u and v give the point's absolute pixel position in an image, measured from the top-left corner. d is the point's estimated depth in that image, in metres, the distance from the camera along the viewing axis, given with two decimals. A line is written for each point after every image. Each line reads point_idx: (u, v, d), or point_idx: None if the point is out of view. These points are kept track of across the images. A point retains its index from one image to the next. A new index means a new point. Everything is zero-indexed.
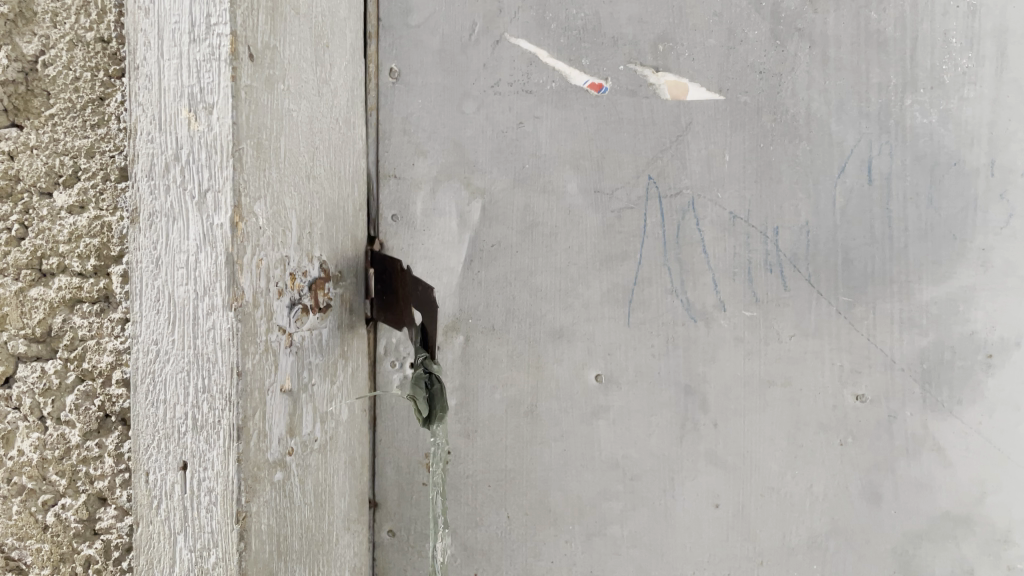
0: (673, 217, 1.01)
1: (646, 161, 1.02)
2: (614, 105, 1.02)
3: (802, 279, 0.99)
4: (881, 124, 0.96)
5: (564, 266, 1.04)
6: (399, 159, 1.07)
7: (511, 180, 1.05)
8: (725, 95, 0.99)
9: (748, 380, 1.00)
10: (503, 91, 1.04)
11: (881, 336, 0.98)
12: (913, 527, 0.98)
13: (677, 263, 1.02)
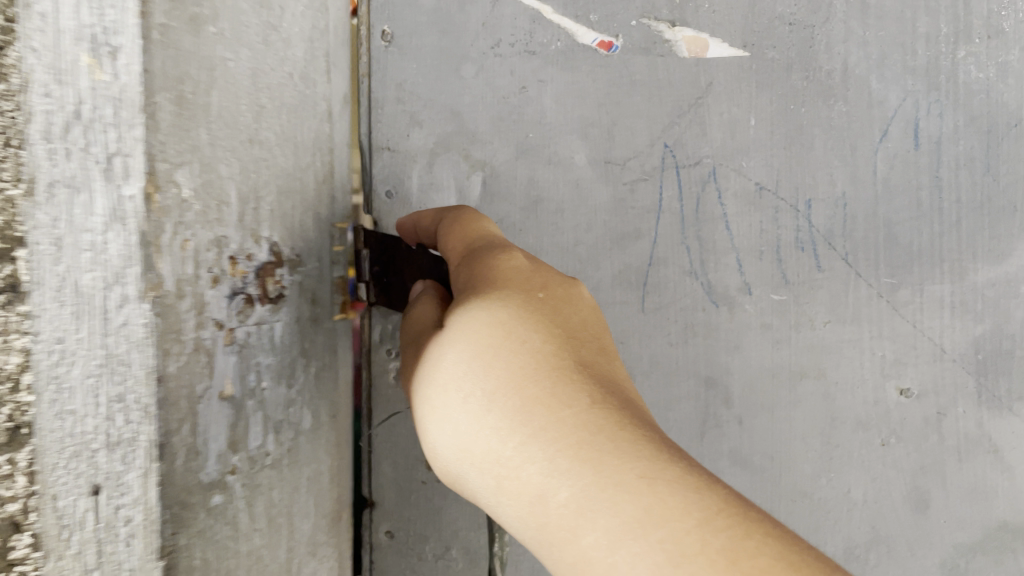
0: (693, 188, 0.91)
1: (667, 126, 0.91)
2: (625, 66, 0.91)
3: (838, 259, 0.88)
4: (930, 81, 0.83)
5: (574, 245, 0.94)
6: (394, 129, 0.97)
7: (513, 150, 0.95)
8: (750, 51, 0.88)
9: (776, 371, 0.91)
10: (504, 54, 0.94)
11: (930, 324, 0.86)
12: (965, 538, 0.89)
13: (697, 241, 0.91)
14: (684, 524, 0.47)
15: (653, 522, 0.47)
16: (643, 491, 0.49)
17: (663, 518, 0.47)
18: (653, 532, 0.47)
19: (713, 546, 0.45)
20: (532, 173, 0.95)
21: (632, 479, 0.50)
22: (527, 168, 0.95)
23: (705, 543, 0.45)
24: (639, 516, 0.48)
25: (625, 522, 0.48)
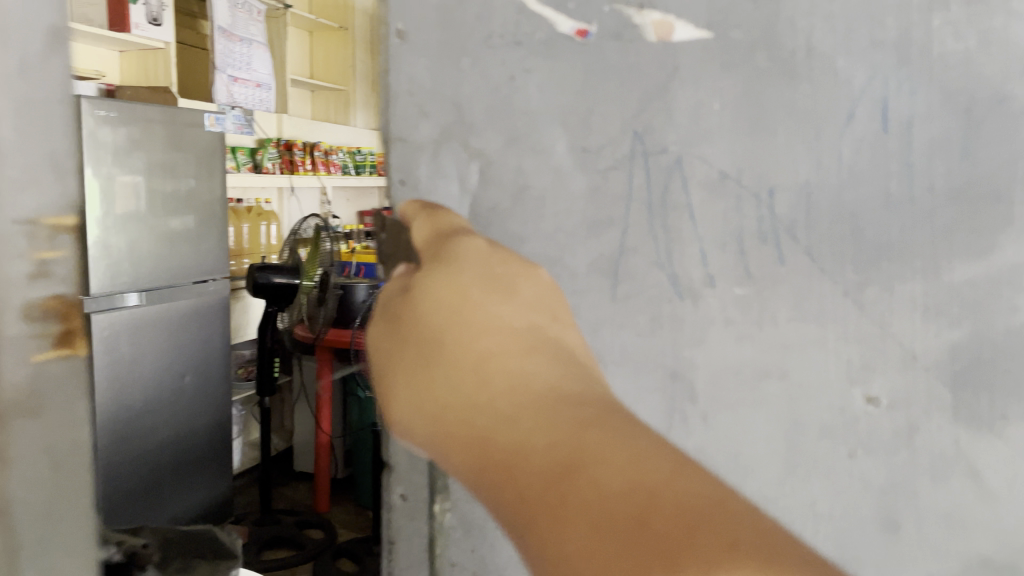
0: (659, 176, 0.84)
1: (644, 115, 0.83)
2: (599, 52, 0.83)
3: (801, 252, 0.81)
4: (900, 55, 0.77)
5: (549, 236, 0.88)
6: (402, 119, 0.90)
7: (502, 140, 0.87)
8: (715, 32, 0.80)
9: (739, 368, 0.84)
10: (494, 45, 0.87)
11: (900, 326, 0.80)
12: (941, 566, 0.82)
13: (663, 232, 0.84)
14: (720, 503, 0.43)
15: (686, 493, 0.44)
16: (675, 471, 0.46)
17: (699, 494, 0.44)
18: (691, 504, 0.43)
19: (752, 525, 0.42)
20: (520, 166, 0.88)
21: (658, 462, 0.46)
22: (515, 162, 0.88)
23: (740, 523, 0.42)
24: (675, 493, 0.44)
25: (664, 494, 0.44)
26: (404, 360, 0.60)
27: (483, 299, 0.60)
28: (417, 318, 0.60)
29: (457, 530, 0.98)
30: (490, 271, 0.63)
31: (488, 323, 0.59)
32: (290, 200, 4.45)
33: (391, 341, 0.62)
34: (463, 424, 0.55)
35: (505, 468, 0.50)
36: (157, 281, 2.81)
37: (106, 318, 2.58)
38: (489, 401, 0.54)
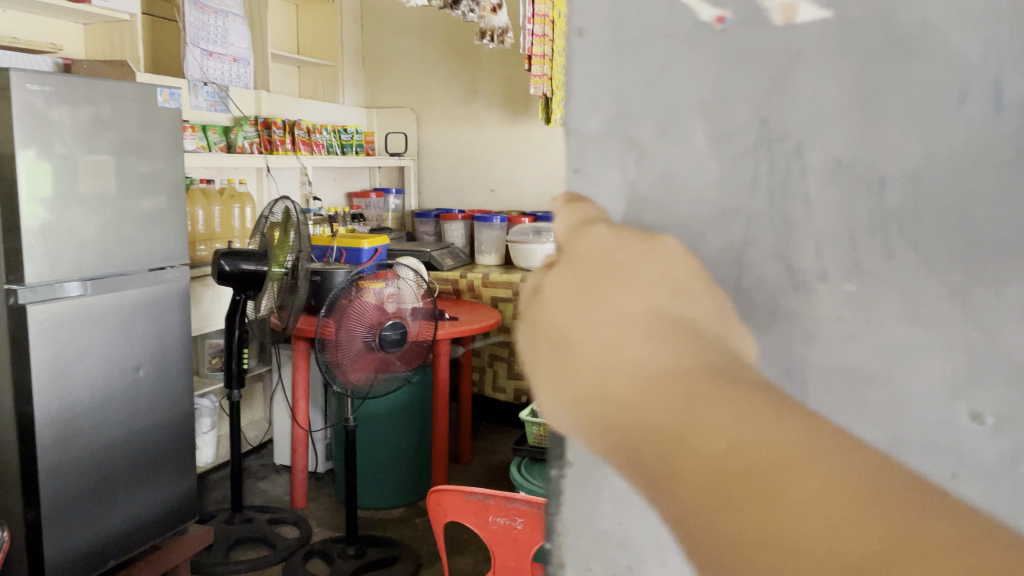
0: (778, 166, 0.75)
1: (768, 108, 0.75)
2: (734, 41, 0.75)
3: (909, 247, 0.72)
4: (1015, 28, 0.68)
5: (688, 226, 0.78)
6: (575, 110, 0.81)
7: (655, 130, 0.78)
8: (837, 10, 0.72)
9: (847, 370, 0.76)
10: (653, 35, 0.78)
11: (1009, 335, 0.71)
12: None
13: (782, 221, 0.76)
14: (856, 488, 0.50)
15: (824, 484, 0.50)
16: (809, 460, 0.51)
17: (835, 481, 0.50)
18: (829, 495, 0.49)
19: (883, 509, 0.49)
20: (668, 162, 0.78)
21: (795, 449, 0.52)
22: (663, 156, 0.78)
23: (872, 508, 0.49)
24: (813, 479, 0.50)
25: (803, 487, 0.50)
26: (542, 354, 0.64)
27: (608, 290, 0.63)
28: (552, 316, 0.64)
29: (609, 499, 0.80)
30: (610, 259, 0.67)
31: (614, 312, 0.62)
32: (269, 181, 4.26)
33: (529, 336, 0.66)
34: (603, 405, 0.60)
35: (645, 453, 0.57)
36: (108, 266, 2.66)
37: (46, 309, 2.43)
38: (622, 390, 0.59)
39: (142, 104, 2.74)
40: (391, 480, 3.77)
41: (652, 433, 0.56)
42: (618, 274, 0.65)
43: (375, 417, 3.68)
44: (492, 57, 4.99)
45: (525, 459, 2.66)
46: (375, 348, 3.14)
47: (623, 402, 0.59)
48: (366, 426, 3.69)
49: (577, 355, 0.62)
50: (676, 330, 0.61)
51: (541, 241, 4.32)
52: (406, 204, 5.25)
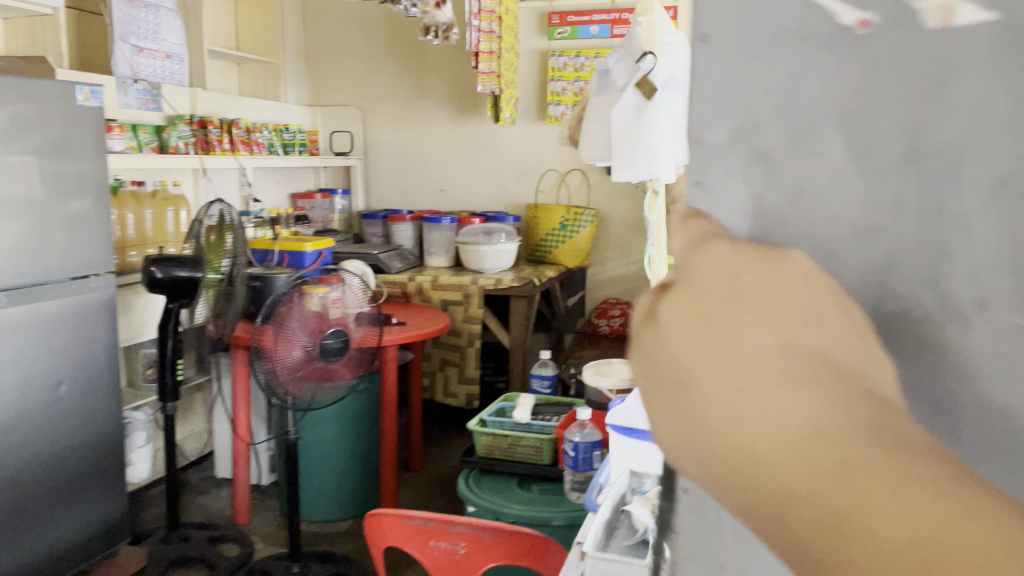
0: (943, 218, 0.53)
1: (929, 130, 0.53)
2: (879, 43, 0.53)
3: None
4: None
5: (836, 266, 0.57)
6: (694, 116, 0.59)
7: (787, 143, 0.56)
8: (1007, 10, 0.50)
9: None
10: (784, 40, 0.56)
11: None
12: None
13: (935, 291, 0.54)
14: None
15: None
16: None
17: None
18: None
19: None
20: (802, 182, 0.56)
21: None
22: (796, 174, 0.57)
23: None
24: None
25: None
26: (640, 400, 0.43)
27: (739, 318, 0.42)
28: (665, 341, 0.43)
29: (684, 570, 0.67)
30: (734, 280, 0.45)
31: (748, 352, 0.41)
32: (205, 183, 4.02)
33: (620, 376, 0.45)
34: (742, 483, 0.40)
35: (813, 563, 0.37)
36: (21, 277, 2.45)
37: None
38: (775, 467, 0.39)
39: (67, 103, 2.55)
40: (339, 493, 3.50)
41: (811, 530, 0.38)
42: (756, 295, 0.43)
43: (320, 426, 3.40)
44: (439, 54, 4.86)
45: (476, 469, 2.52)
46: (315, 357, 2.92)
47: (773, 481, 0.39)
48: (310, 436, 3.42)
49: (696, 408, 0.41)
50: (847, 388, 0.41)
51: (493, 242, 4.25)
52: (352, 204, 5.08)
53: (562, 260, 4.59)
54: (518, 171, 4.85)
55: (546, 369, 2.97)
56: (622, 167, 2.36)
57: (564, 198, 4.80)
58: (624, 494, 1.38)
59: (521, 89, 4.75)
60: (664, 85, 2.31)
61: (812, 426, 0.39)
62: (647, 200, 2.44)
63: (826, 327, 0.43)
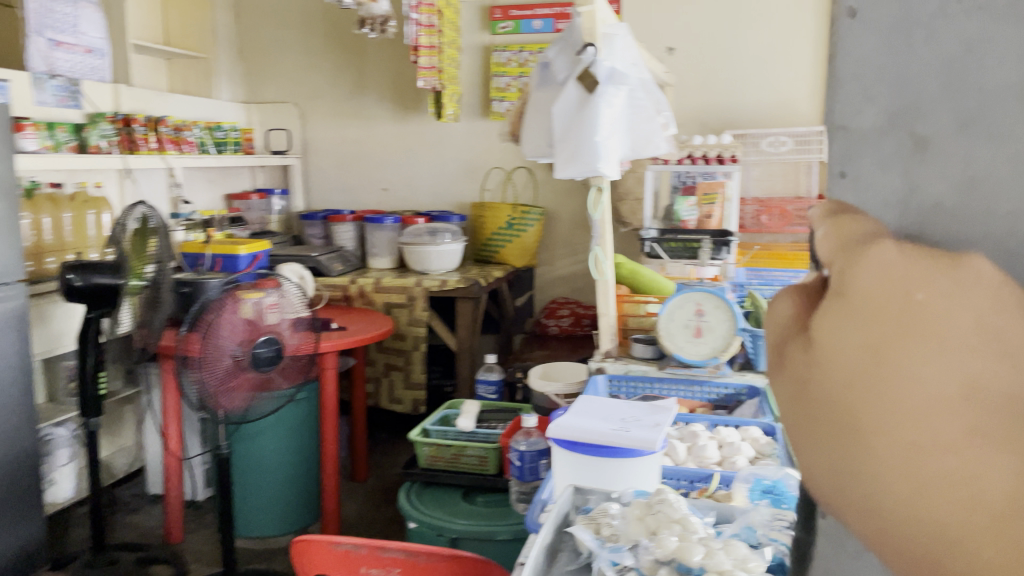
0: None
1: None
2: None
3: None
4: None
5: (1003, 244, 0.57)
6: (842, 102, 0.63)
7: (954, 126, 0.58)
8: None
9: None
10: (952, 12, 0.57)
11: None
12: None
13: None
14: None
15: None
16: None
17: None
18: None
19: None
20: None
21: None
22: None
23: None
24: None
25: None
26: (808, 434, 0.53)
27: (910, 364, 0.49)
28: (827, 366, 0.51)
29: None
30: (908, 300, 0.49)
31: (922, 400, 0.48)
32: (131, 184, 3.81)
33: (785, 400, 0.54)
34: (869, 490, 0.51)
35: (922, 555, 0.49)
36: None
37: None
38: (906, 482, 0.49)
39: None
40: (275, 509, 3.32)
41: (927, 534, 0.49)
42: (915, 329, 0.49)
43: (254, 439, 3.22)
44: (378, 49, 4.71)
45: (418, 481, 2.40)
46: (246, 368, 2.76)
47: (917, 506, 0.49)
48: (244, 449, 3.23)
49: (868, 452, 0.50)
50: (997, 421, 0.47)
51: (438, 242, 4.11)
52: (291, 204, 4.91)
53: (509, 260, 4.48)
54: (463, 169, 4.74)
55: (491, 374, 2.87)
56: (564, 164, 2.28)
57: (510, 196, 4.69)
58: (568, 513, 1.27)
59: (464, 85, 4.63)
60: (607, 78, 2.22)
61: (978, 481, 0.47)
62: (591, 197, 2.36)
63: (1008, 359, 0.47)
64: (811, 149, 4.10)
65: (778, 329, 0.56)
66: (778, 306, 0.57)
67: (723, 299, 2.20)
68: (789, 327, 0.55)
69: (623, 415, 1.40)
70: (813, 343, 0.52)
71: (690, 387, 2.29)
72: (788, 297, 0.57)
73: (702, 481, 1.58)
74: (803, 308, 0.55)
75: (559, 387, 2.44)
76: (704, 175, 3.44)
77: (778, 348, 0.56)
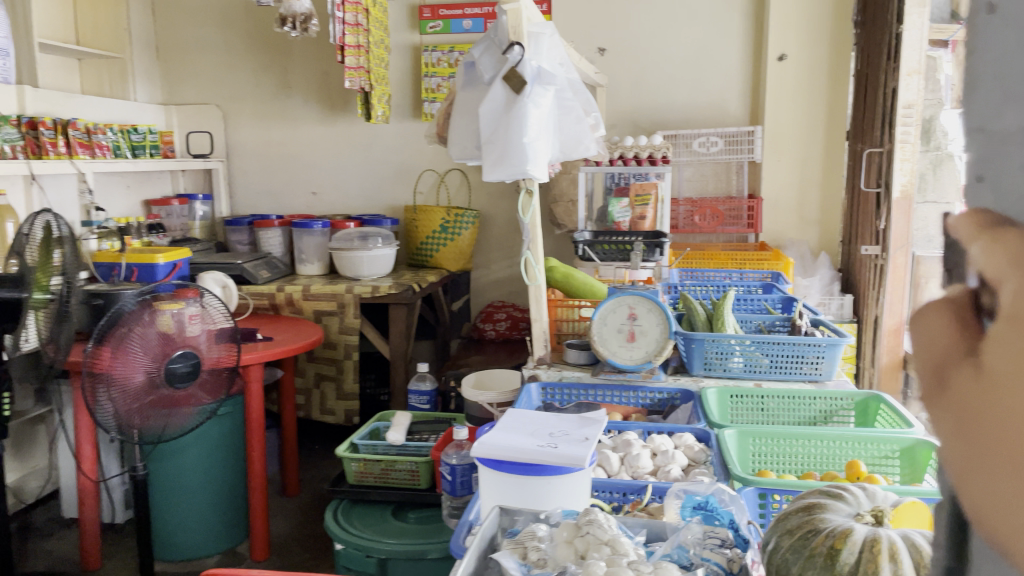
0: None
1: None
2: None
3: None
4: None
5: None
6: (979, 104, 0.47)
7: None
8: None
9: None
10: None
11: None
12: None
13: None
14: None
15: None
16: None
17: None
18: None
19: None
20: None
21: None
22: None
23: None
24: None
25: None
26: (969, 471, 0.41)
27: None
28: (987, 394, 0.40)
29: None
30: None
31: None
32: (37, 191, 3.57)
33: (946, 432, 0.42)
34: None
35: None
36: None
37: None
38: None
39: None
40: (201, 529, 3.16)
41: None
42: None
43: (175, 457, 3.05)
44: (304, 47, 4.59)
45: (346, 498, 2.30)
46: (160, 385, 2.62)
47: None
48: (165, 468, 3.06)
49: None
50: None
51: (368, 247, 3.99)
52: (215, 209, 4.72)
53: (444, 264, 4.39)
54: (394, 172, 4.63)
55: (424, 384, 2.77)
56: (492, 166, 2.20)
57: (443, 199, 4.61)
58: (494, 537, 1.20)
59: (394, 85, 4.52)
60: (533, 78, 2.17)
61: None
62: (521, 200, 2.28)
63: None
64: (741, 149, 4.11)
65: (931, 355, 0.44)
66: (926, 332, 0.45)
67: (656, 302, 2.16)
68: (947, 350, 0.43)
69: (550, 430, 1.34)
70: (983, 361, 0.41)
71: (625, 392, 2.24)
72: (938, 321, 0.45)
73: (636, 493, 1.52)
74: (965, 330, 0.43)
75: (493, 396, 2.35)
76: (636, 176, 3.43)
77: (932, 374, 0.43)
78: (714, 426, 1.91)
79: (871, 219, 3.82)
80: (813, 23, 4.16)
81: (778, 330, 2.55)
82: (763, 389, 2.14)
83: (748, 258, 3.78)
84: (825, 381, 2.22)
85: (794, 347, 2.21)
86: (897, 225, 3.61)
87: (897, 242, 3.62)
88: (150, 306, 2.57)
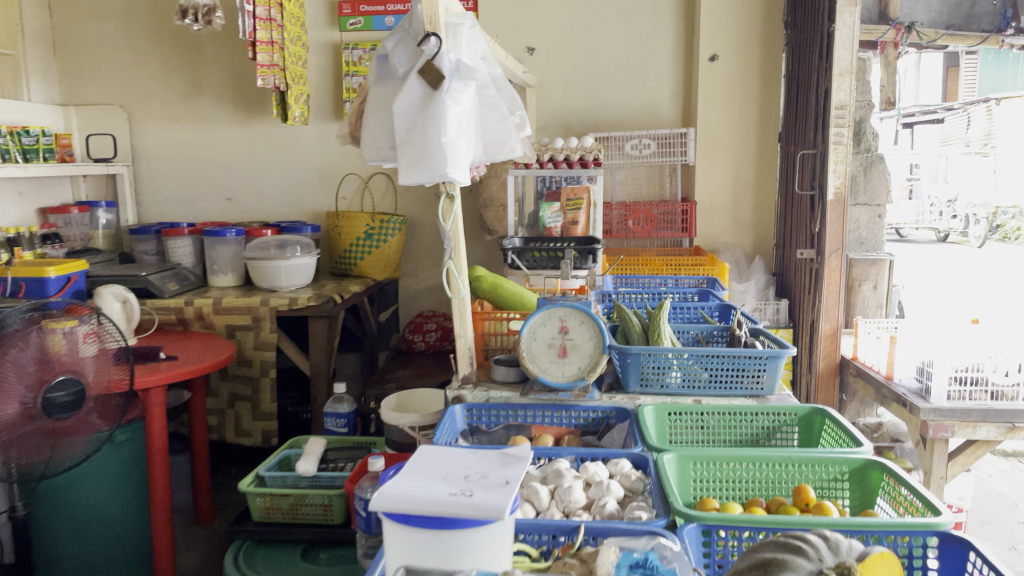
0: None
1: None
2: None
3: None
4: None
5: None
6: None
7: None
8: None
9: None
10: None
11: None
12: None
13: None
14: None
15: None
16: None
17: None
18: None
19: None
20: None
21: None
22: None
23: None
24: None
25: None
26: None
27: None
28: None
29: None
30: None
31: None
32: None
33: None
34: None
35: None
36: None
37: None
38: None
39: None
40: (99, 571, 2.87)
41: None
42: None
43: (66, 491, 2.77)
44: (215, 43, 4.32)
45: (250, 539, 2.08)
46: (37, 416, 2.33)
47: None
48: (54, 504, 2.77)
49: None
50: None
51: (286, 256, 3.74)
52: (120, 218, 4.39)
53: (369, 273, 4.16)
54: (315, 176, 4.39)
55: (341, 406, 2.56)
56: (408, 169, 2.01)
57: (367, 205, 4.38)
58: None
59: (312, 85, 4.28)
60: (452, 72, 1.99)
61: None
62: (441, 206, 2.09)
63: None
64: (674, 152, 4.01)
65: None
66: None
67: (588, 314, 2.01)
68: None
69: (465, 473, 1.16)
70: None
71: (557, 412, 2.07)
72: None
73: (567, 535, 1.35)
74: None
75: (414, 419, 2.14)
76: (568, 179, 3.28)
77: None
78: (651, 450, 1.76)
79: (805, 223, 3.77)
80: (743, 24, 4.09)
81: (716, 340, 2.42)
82: (703, 406, 2.00)
83: (683, 263, 3.68)
84: (766, 395, 2.10)
85: (734, 361, 2.08)
86: (832, 228, 3.55)
87: (832, 245, 3.56)
88: (39, 322, 2.31)
